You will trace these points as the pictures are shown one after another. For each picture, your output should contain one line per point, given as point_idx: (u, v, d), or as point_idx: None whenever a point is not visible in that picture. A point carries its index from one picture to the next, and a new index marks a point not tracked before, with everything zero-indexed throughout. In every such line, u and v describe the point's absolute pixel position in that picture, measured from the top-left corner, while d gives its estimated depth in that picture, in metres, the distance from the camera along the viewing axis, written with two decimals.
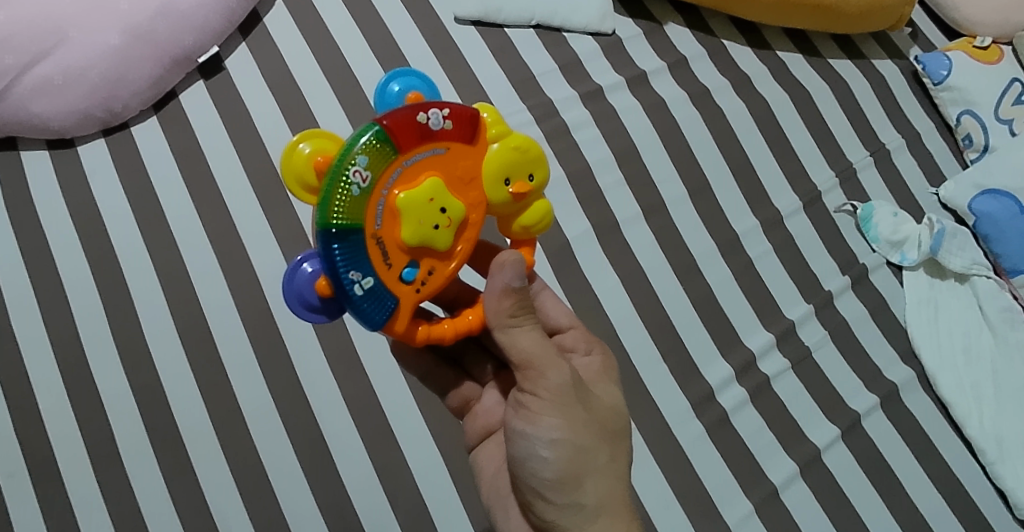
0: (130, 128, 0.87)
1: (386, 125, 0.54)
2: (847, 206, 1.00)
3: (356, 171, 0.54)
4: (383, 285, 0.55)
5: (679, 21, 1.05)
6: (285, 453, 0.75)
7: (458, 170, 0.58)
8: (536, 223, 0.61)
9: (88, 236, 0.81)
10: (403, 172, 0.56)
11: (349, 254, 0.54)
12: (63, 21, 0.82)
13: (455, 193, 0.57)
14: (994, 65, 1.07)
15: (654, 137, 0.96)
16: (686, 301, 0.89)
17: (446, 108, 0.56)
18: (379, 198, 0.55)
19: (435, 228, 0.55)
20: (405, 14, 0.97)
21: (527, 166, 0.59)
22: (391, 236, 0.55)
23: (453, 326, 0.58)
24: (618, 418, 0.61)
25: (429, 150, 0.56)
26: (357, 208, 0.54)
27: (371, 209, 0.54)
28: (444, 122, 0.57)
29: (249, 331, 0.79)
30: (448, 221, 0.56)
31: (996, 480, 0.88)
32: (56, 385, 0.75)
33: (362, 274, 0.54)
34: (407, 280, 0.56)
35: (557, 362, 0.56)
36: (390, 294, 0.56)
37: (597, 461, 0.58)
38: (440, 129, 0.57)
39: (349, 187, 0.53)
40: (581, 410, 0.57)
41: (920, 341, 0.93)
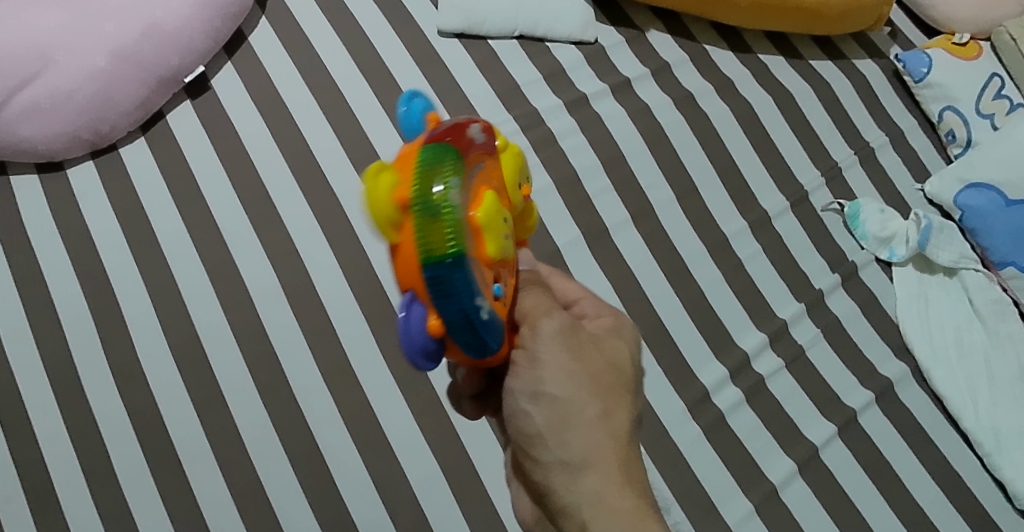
0: (119, 149, 0.88)
1: (449, 142, 0.48)
2: (833, 205, 1.01)
3: (454, 193, 0.45)
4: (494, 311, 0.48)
5: (660, 28, 1.07)
6: (282, 469, 0.75)
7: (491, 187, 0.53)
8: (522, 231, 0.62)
9: (79, 257, 0.81)
10: (472, 190, 0.49)
11: (467, 279, 0.45)
12: (49, 45, 0.83)
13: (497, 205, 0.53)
14: (973, 61, 1.08)
15: (640, 142, 0.97)
16: (677, 303, 0.89)
17: (480, 125, 0.52)
18: (465, 222, 0.46)
19: (507, 241, 0.50)
20: (389, 29, 0.98)
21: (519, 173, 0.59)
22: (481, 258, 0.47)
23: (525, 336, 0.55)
24: (614, 370, 0.55)
25: (476, 166, 0.51)
26: (462, 230, 0.45)
27: (472, 233, 0.47)
28: (480, 138, 0.52)
29: (242, 347, 0.79)
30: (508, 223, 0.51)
31: (994, 471, 0.88)
32: (49, 407, 0.74)
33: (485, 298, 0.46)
34: (500, 295, 0.50)
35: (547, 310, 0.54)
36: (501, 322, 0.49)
37: (587, 415, 0.53)
38: (480, 144, 0.52)
39: (451, 209, 0.45)
40: (569, 359, 0.53)
41: (913, 337, 0.94)
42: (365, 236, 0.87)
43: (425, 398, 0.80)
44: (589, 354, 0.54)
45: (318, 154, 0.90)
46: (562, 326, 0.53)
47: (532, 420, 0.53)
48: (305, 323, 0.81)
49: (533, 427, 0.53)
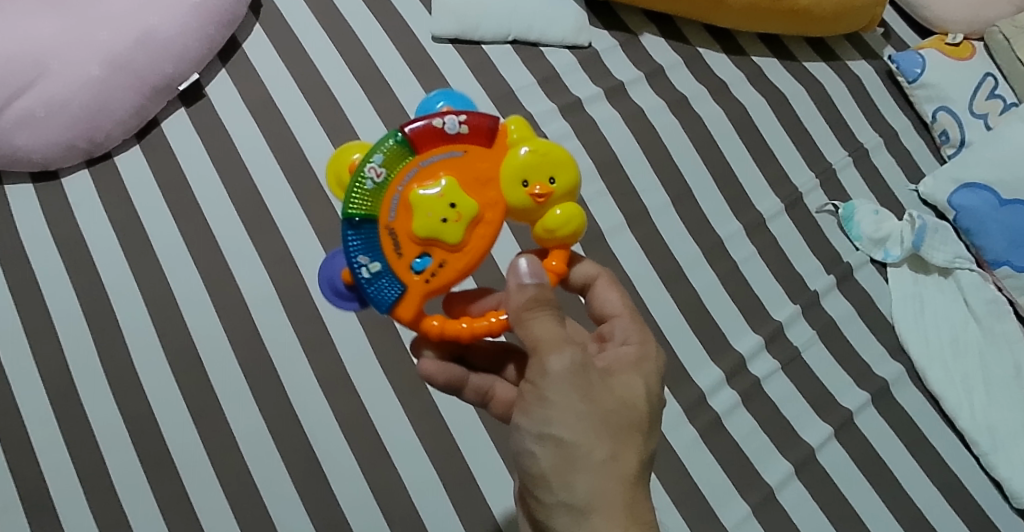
0: (114, 158, 0.87)
1: (407, 130, 0.58)
2: (828, 206, 1.01)
3: (371, 168, 0.57)
4: (393, 273, 0.58)
5: (654, 31, 1.07)
6: (279, 476, 0.75)
7: (475, 171, 0.59)
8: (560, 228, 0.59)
9: (74, 266, 0.81)
10: (418, 171, 0.58)
11: (364, 241, 0.57)
12: (43, 53, 0.83)
13: (469, 191, 0.58)
14: (966, 61, 1.09)
15: (634, 146, 0.97)
16: (673, 306, 0.90)
17: (461, 115, 0.58)
18: (393, 194, 0.58)
19: (443, 222, 0.57)
20: (382, 34, 0.98)
21: (546, 169, 0.59)
22: (403, 228, 0.58)
23: (469, 326, 0.58)
24: (631, 410, 0.53)
25: (446, 152, 0.58)
26: (371, 201, 0.57)
27: (386, 203, 0.57)
28: (461, 127, 0.58)
29: (238, 354, 0.79)
30: (455, 215, 0.57)
31: (990, 470, 0.88)
32: (47, 417, 0.74)
33: (371, 259, 0.57)
34: (416, 270, 0.58)
35: (559, 343, 0.52)
36: (399, 282, 0.58)
37: (593, 458, 0.51)
38: (457, 134, 0.58)
39: (363, 182, 0.57)
40: (579, 401, 0.51)
41: (908, 337, 0.94)
42: None
43: (422, 404, 0.80)
44: (601, 395, 0.52)
45: (312, 160, 0.90)
46: (574, 364, 0.52)
47: (539, 460, 0.53)
48: (301, 329, 0.81)
49: (539, 468, 0.53)
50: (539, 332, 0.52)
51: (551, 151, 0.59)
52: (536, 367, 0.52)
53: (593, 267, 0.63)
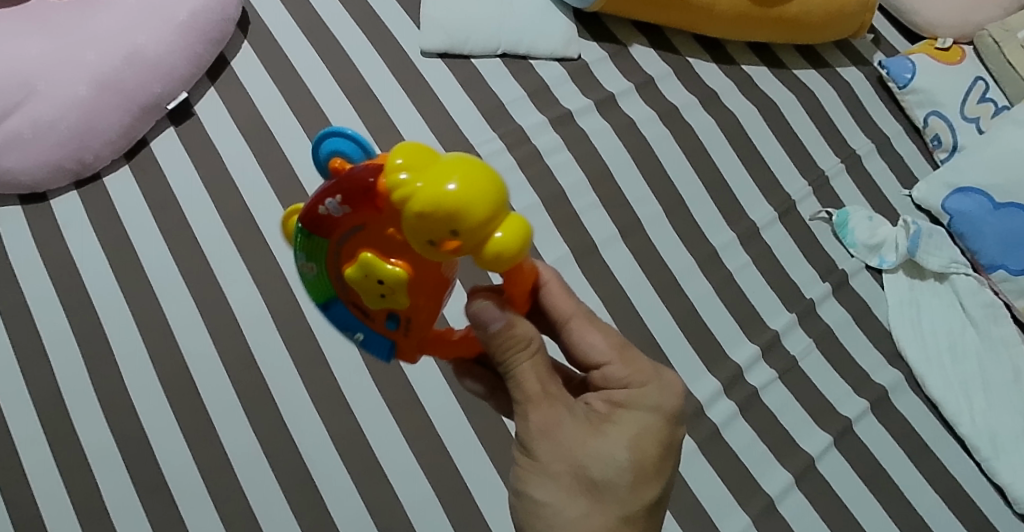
0: (102, 179, 0.87)
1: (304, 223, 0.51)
2: (822, 213, 1.01)
3: (304, 265, 0.53)
4: (376, 334, 0.55)
5: (643, 42, 1.07)
6: (274, 496, 0.74)
7: (392, 238, 0.49)
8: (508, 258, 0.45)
9: (65, 287, 0.80)
10: (342, 252, 0.51)
11: (340, 319, 0.55)
12: (30, 75, 0.82)
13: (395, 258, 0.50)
14: (956, 65, 1.09)
15: (626, 157, 0.96)
16: (669, 318, 0.89)
17: (338, 195, 0.48)
18: (336, 280, 0.53)
19: (383, 297, 0.51)
20: (371, 50, 0.98)
21: (442, 223, 0.44)
22: (357, 301, 0.53)
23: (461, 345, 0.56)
24: (612, 472, 0.49)
25: (352, 230, 0.50)
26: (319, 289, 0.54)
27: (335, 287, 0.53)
28: (341, 209, 0.49)
29: (231, 374, 0.78)
30: (390, 290, 0.50)
31: (992, 475, 0.88)
32: (39, 444, 0.73)
33: (355, 331, 0.56)
34: (393, 329, 0.54)
35: (536, 404, 0.50)
36: (386, 340, 0.55)
37: (565, 518, 0.50)
38: (341, 215, 0.49)
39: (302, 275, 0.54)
40: (548, 462, 0.50)
41: (905, 344, 0.93)
42: None
43: (418, 422, 0.79)
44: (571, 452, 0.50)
45: (303, 177, 0.89)
46: (543, 424, 0.50)
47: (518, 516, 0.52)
48: (294, 348, 0.80)
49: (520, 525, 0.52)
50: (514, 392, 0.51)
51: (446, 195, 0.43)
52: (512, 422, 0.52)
53: (571, 304, 0.54)
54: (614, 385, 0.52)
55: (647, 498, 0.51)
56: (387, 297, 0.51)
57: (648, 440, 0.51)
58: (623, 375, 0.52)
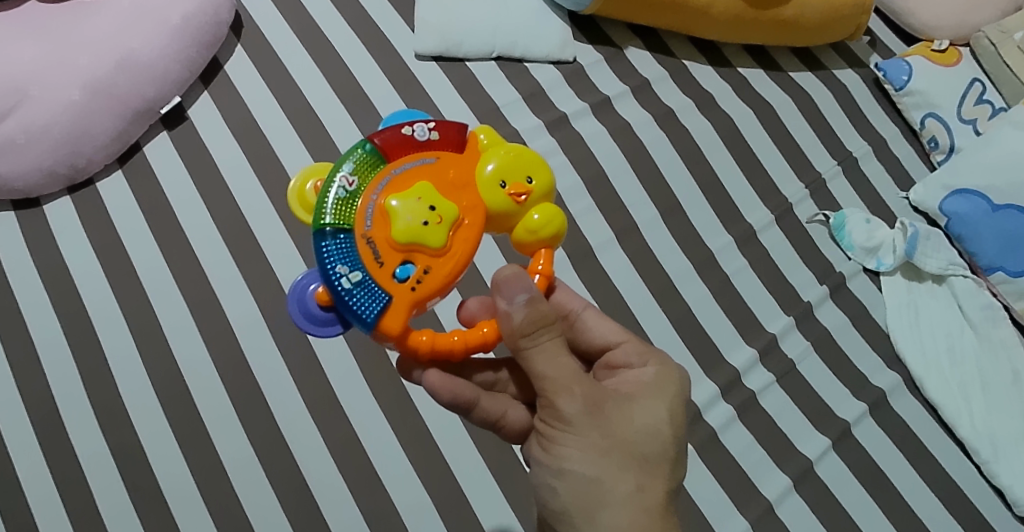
0: (96, 184, 0.86)
1: (375, 141, 0.62)
2: (819, 216, 1.00)
3: (343, 176, 0.60)
4: (374, 281, 0.59)
5: (638, 45, 1.06)
6: (269, 502, 0.73)
7: (449, 177, 0.62)
8: (542, 230, 0.62)
9: (58, 293, 0.80)
10: (393, 178, 0.61)
11: (342, 251, 0.59)
12: (23, 80, 0.83)
13: (444, 194, 0.61)
14: (952, 67, 1.09)
15: (622, 160, 0.96)
16: (666, 321, 0.89)
17: (431, 123, 0.63)
18: (369, 202, 0.60)
19: (423, 224, 0.59)
20: (365, 53, 0.97)
21: (522, 170, 0.63)
22: (381, 236, 0.59)
23: (464, 337, 0.59)
24: (654, 442, 0.55)
25: (419, 160, 0.62)
26: (347, 210, 0.60)
27: (362, 211, 0.60)
28: (429, 134, 0.63)
29: (225, 379, 0.77)
30: (437, 218, 0.60)
31: (991, 478, 0.87)
32: (31, 450, 0.73)
33: (351, 269, 0.58)
34: (401, 278, 0.59)
35: (576, 381, 0.54)
36: (384, 289, 0.59)
37: (620, 492, 0.53)
38: (427, 140, 0.63)
39: (336, 190, 0.60)
40: (599, 437, 0.54)
41: (904, 346, 0.93)
42: None
43: (413, 427, 0.78)
44: (615, 423, 0.54)
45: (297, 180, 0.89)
46: (585, 397, 0.54)
47: (559, 497, 0.54)
48: (288, 353, 0.79)
49: (560, 506, 0.54)
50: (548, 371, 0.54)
51: (520, 155, 0.64)
52: (549, 406, 0.54)
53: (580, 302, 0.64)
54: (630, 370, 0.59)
55: (677, 468, 0.57)
56: (416, 230, 0.59)
57: (675, 416, 0.57)
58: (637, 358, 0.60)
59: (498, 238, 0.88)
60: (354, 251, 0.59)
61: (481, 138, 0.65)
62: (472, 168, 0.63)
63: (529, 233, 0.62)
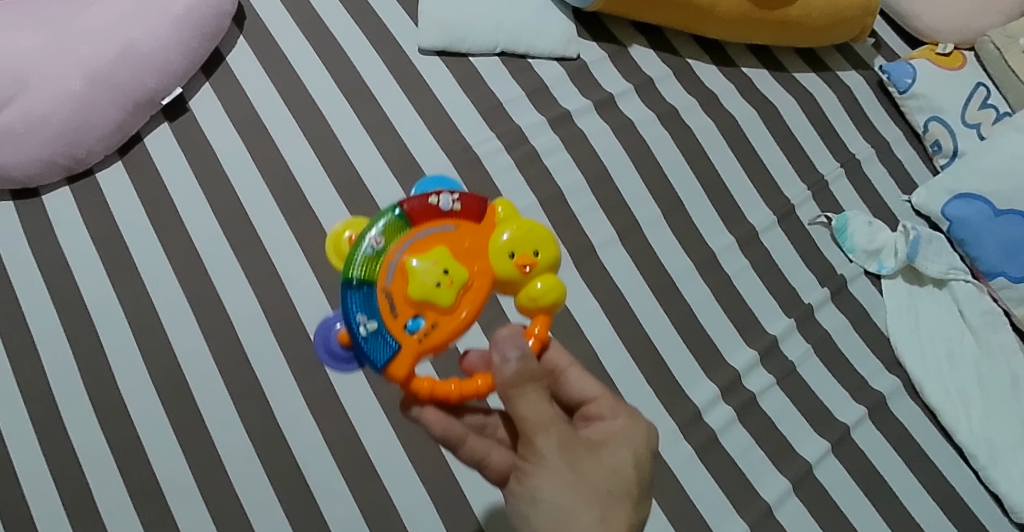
0: (95, 174, 0.86)
1: (404, 206, 0.62)
2: (821, 218, 1.00)
3: (372, 236, 0.61)
4: (386, 331, 0.59)
5: (642, 43, 1.06)
6: (267, 497, 0.73)
7: (465, 245, 0.63)
8: (548, 300, 0.63)
9: (56, 284, 0.79)
10: (415, 241, 0.61)
11: (360, 303, 0.59)
12: (24, 70, 0.82)
13: (460, 259, 0.62)
14: (957, 71, 1.09)
15: (625, 159, 0.96)
16: (667, 321, 0.88)
17: (456, 194, 0.64)
18: (391, 261, 0.60)
19: (436, 285, 0.60)
20: (368, 47, 0.97)
21: (532, 242, 0.63)
22: (399, 292, 0.60)
23: (460, 388, 0.58)
24: (621, 483, 0.53)
25: (441, 226, 0.63)
26: (370, 266, 0.60)
27: (383, 269, 0.60)
28: (454, 204, 0.63)
29: (223, 372, 0.77)
30: (450, 280, 0.60)
31: (988, 484, 0.87)
32: (26, 441, 0.72)
33: (368, 318, 0.59)
34: (410, 330, 0.59)
35: (553, 424, 0.52)
36: (393, 339, 0.59)
37: (585, 522, 0.50)
38: (451, 209, 0.63)
39: (363, 250, 0.60)
40: (569, 471, 0.51)
41: (904, 350, 0.93)
42: None
43: (412, 423, 0.78)
44: (586, 464, 0.52)
45: (298, 173, 0.88)
46: (561, 437, 0.52)
47: (528, 525, 0.51)
48: (288, 347, 0.79)
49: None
50: (525, 413, 0.52)
51: (533, 228, 0.64)
52: (526, 445, 0.52)
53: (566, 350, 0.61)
54: (602, 413, 0.58)
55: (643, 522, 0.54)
56: (429, 289, 0.60)
57: (642, 462, 0.55)
58: (610, 410, 0.57)
59: None
60: (371, 303, 0.59)
61: (499, 209, 0.65)
62: (488, 239, 0.63)
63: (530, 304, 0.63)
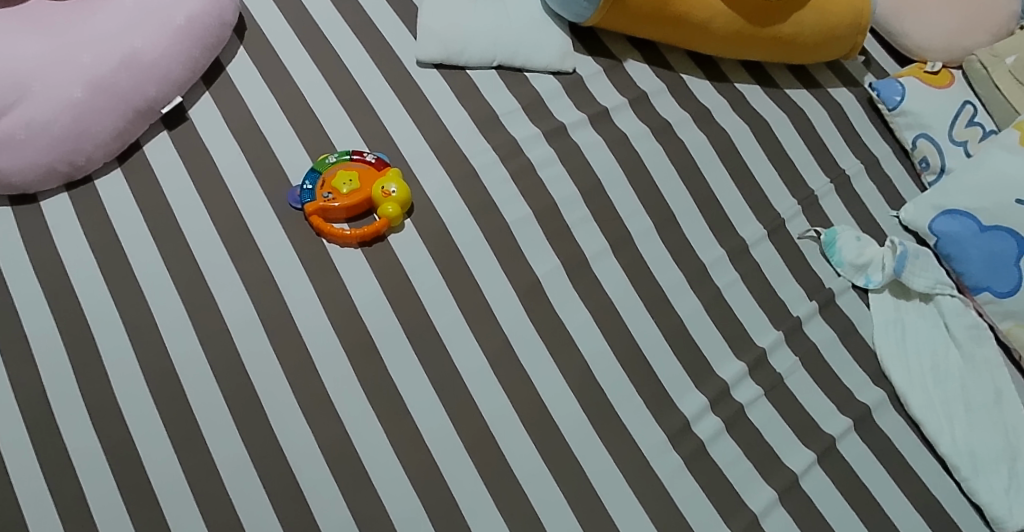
0: (93, 181, 0.87)
1: (353, 151, 0.91)
2: (810, 232, 1.02)
3: (332, 156, 0.91)
4: (311, 195, 0.87)
5: (637, 58, 1.09)
6: (260, 502, 0.73)
7: (370, 180, 0.89)
8: (370, 228, 0.86)
9: (54, 290, 0.80)
10: (348, 167, 0.90)
11: (311, 176, 0.89)
12: (25, 76, 0.83)
13: (366, 183, 0.88)
14: (945, 89, 1.11)
15: (619, 171, 0.97)
16: (658, 332, 0.90)
17: (377, 155, 0.91)
18: (331, 171, 0.89)
19: (348, 189, 0.87)
20: (368, 60, 0.99)
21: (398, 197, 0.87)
22: (329, 184, 0.88)
23: (342, 231, 0.86)
24: None
25: (364, 165, 0.90)
26: (326, 166, 0.90)
27: (329, 172, 0.89)
28: (374, 161, 0.91)
29: (218, 377, 0.77)
30: (356, 191, 0.87)
31: (972, 495, 0.88)
32: (22, 445, 0.73)
33: (312, 183, 0.88)
34: (323, 196, 0.87)
35: None
36: (309, 199, 0.87)
37: None
38: (373, 163, 0.91)
39: (328, 157, 0.90)
40: None
41: (889, 363, 0.94)
42: (343, 265, 0.85)
43: (405, 429, 0.78)
44: None
45: (296, 182, 0.90)
46: None
47: None
48: (283, 353, 0.79)
49: None
50: None
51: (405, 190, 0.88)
52: None
53: None
54: None
55: None
56: (344, 196, 0.87)
57: None
58: None
59: (494, 247, 0.89)
60: (318, 174, 0.89)
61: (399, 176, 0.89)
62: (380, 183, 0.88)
63: (366, 230, 0.86)
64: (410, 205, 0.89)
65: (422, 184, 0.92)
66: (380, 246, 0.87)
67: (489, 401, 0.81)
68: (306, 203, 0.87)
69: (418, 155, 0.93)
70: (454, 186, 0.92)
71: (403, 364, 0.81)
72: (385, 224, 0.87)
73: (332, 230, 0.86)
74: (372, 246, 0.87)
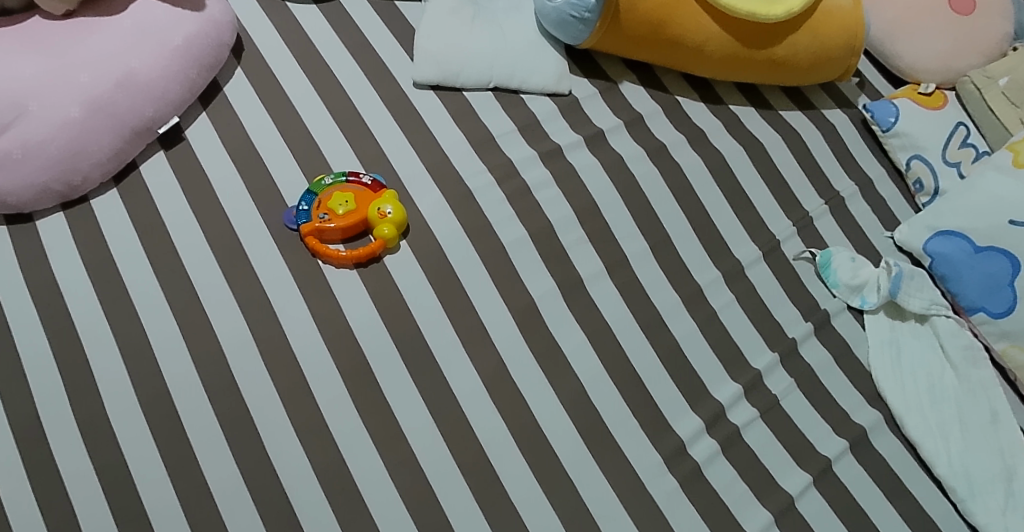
0: (90, 201, 0.87)
1: (347, 172, 0.91)
2: (806, 253, 1.02)
3: (328, 177, 0.91)
4: (307, 216, 0.87)
5: (633, 81, 1.09)
6: (252, 526, 0.72)
7: (365, 200, 0.89)
8: (366, 251, 0.86)
9: (48, 310, 0.80)
10: (344, 188, 0.90)
11: (307, 197, 0.89)
12: (23, 96, 0.84)
13: (361, 203, 0.89)
14: (938, 110, 1.12)
15: (614, 193, 0.97)
16: (654, 355, 0.89)
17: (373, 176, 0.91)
18: (327, 193, 0.90)
19: (343, 209, 0.88)
20: (364, 81, 0.99)
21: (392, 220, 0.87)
22: (325, 205, 0.88)
23: (338, 254, 0.86)
24: None
25: (359, 185, 0.90)
26: (323, 188, 0.90)
27: (325, 193, 0.90)
28: (369, 182, 0.91)
29: (212, 399, 0.77)
30: (351, 211, 0.88)
31: (968, 517, 0.87)
32: (14, 468, 0.72)
33: (308, 205, 0.88)
34: (318, 218, 0.87)
35: None
36: (305, 220, 0.87)
37: None
38: (369, 184, 0.91)
39: (323, 178, 0.91)
40: None
41: (886, 385, 0.94)
42: (339, 287, 0.85)
43: (400, 452, 0.78)
44: None
45: (292, 203, 0.90)
46: None
47: None
48: (278, 374, 0.79)
49: None
50: None
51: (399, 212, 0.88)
52: None
53: None
54: None
55: None
56: (340, 216, 0.87)
57: None
58: None
59: (489, 268, 0.89)
60: (314, 195, 0.89)
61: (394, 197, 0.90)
62: (375, 204, 0.88)
63: (362, 252, 0.86)
64: (405, 226, 0.90)
65: (418, 205, 0.92)
66: (375, 268, 0.87)
67: (484, 424, 0.81)
68: (302, 224, 0.87)
69: (414, 176, 0.94)
70: (450, 208, 0.92)
71: (398, 387, 0.81)
72: (380, 245, 0.87)
73: (328, 251, 0.86)
74: (368, 268, 0.87)
